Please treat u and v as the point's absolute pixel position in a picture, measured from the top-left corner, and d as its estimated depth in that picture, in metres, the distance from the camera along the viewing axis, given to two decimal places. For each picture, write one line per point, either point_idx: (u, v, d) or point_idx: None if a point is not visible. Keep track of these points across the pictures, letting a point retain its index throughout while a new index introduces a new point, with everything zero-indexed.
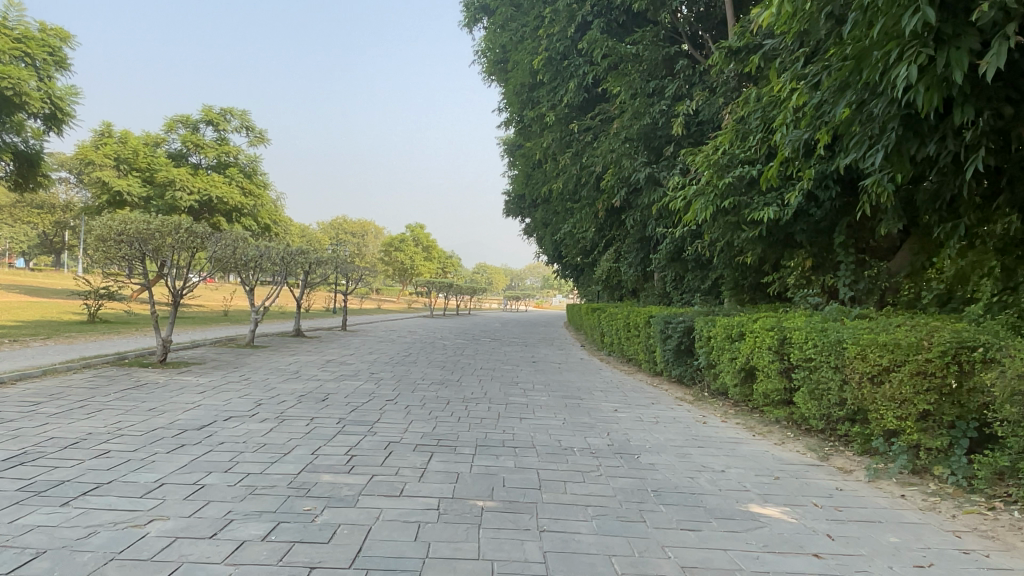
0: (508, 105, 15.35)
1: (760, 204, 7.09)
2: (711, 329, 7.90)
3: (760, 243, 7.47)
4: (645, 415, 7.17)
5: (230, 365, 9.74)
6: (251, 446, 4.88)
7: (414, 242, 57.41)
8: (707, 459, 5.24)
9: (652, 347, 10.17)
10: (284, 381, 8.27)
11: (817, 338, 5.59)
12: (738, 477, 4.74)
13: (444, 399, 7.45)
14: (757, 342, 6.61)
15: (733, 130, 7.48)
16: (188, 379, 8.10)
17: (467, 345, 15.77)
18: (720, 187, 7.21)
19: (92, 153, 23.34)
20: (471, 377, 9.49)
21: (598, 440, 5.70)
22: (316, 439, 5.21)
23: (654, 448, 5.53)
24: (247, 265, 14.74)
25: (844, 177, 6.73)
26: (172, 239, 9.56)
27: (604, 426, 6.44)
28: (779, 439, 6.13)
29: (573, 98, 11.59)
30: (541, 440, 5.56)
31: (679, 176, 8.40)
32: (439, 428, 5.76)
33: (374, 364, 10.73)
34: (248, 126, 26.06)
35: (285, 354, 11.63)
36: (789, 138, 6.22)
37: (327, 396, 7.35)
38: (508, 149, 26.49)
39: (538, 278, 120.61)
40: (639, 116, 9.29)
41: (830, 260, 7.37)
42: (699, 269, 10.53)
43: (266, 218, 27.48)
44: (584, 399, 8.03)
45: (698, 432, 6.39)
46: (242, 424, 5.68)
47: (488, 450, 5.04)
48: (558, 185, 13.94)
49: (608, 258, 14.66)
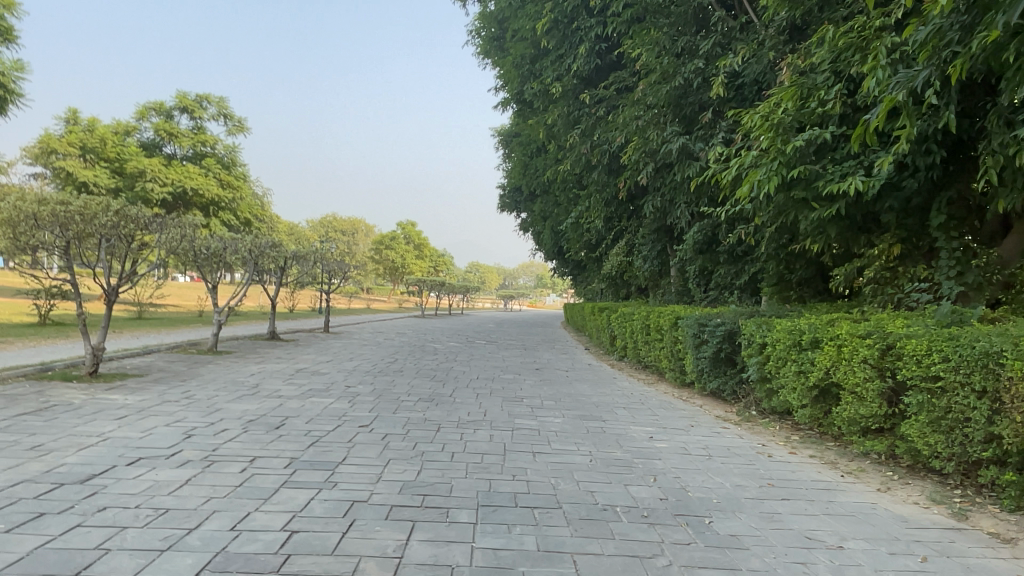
0: (506, 83, 13.76)
1: (837, 173, 5.57)
2: (766, 334, 6.35)
3: (832, 226, 5.96)
4: (690, 446, 5.61)
5: (178, 376, 8.12)
6: (143, 516, 3.28)
7: (406, 240, 55.76)
8: (808, 526, 3.67)
9: (679, 354, 8.63)
10: (235, 399, 6.66)
11: (948, 349, 4.05)
12: (870, 561, 3.18)
13: (433, 424, 5.87)
14: (843, 354, 5.06)
15: (798, 85, 5.99)
16: (113, 398, 6.47)
17: (461, 349, 14.20)
18: (786, 153, 5.69)
19: (56, 142, 21.54)
20: (467, 391, 7.92)
21: (645, 489, 4.14)
22: (246, 499, 3.60)
23: (725, 503, 3.97)
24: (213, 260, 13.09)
25: (950, 138, 5.26)
26: (100, 224, 7.95)
27: (645, 462, 4.88)
28: (882, 485, 4.59)
29: (583, 65, 10.02)
30: (568, 492, 3.98)
31: (720, 146, 6.86)
32: (426, 475, 4.17)
33: (352, 373, 9.14)
34: (226, 114, 24.39)
35: (250, 362, 10.00)
36: (893, 81, 4.70)
37: (284, 421, 5.75)
38: (505, 139, 24.97)
39: (531, 277, 119.28)
40: (667, 78, 7.72)
41: (921, 247, 5.87)
42: (733, 263, 9.07)
43: (246, 213, 25.81)
44: (610, 422, 6.47)
45: (770, 473, 4.84)
46: (151, 472, 4.07)
47: (496, 516, 3.46)
48: (563, 170, 12.38)
49: (619, 251, 13.12)
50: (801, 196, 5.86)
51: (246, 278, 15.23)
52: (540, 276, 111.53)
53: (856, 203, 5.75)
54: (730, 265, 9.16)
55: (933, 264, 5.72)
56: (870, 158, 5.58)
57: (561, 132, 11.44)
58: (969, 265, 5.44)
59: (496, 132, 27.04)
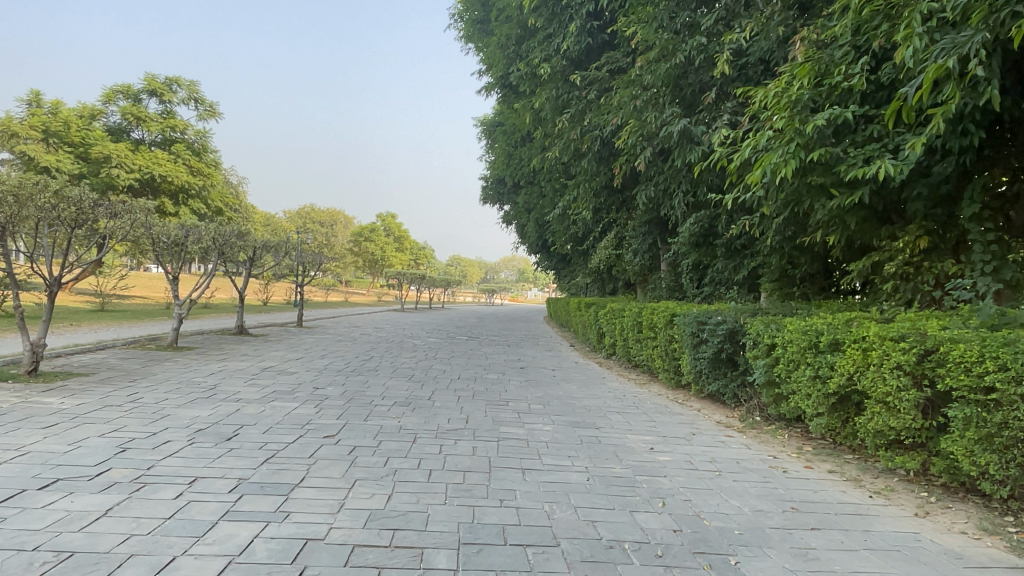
0: (491, 66, 13.09)
1: (861, 157, 5.00)
2: (776, 335, 5.78)
3: (851, 216, 5.40)
4: (696, 459, 5.02)
5: (128, 376, 7.36)
6: (37, 565, 2.60)
7: (385, 232, 54.82)
8: (852, 566, 3.09)
9: (674, 353, 8.05)
10: (187, 404, 5.95)
11: (1007, 356, 3.49)
12: None
13: (408, 434, 5.21)
14: (870, 358, 4.51)
15: (817, 59, 5.40)
16: (46, 401, 5.72)
17: (440, 346, 13.52)
18: (804, 133, 5.10)
19: (15, 125, 20.44)
20: (447, 394, 7.29)
21: (654, 518, 3.53)
22: (175, 537, 2.93)
23: (749, 536, 3.39)
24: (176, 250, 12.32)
25: (989, 117, 4.72)
26: (40, 209, 7.78)
27: (650, 481, 4.26)
28: (919, 509, 4.04)
29: (574, 44, 9.39)
30: (566, 523, 3.36)
31: (725, 128, 6.28)
32: (397, 503, 3.54)
33: (322, 373, 8.45)
34: (197, 98, 23.42)
35: (213, 359, 9.27)
36: (936, 49, 4.12)
37: (239, 430, 5.05)
38: (488, 129, 24.28)
39: (512, 271, 118.73)
40: (666, 55, 7.10)
41: (948, 240, 5.34)
42: (731, 257, 8.57)
43: (218, 201, 24.86)
44: (605, 430, 5.85)
45: (790, 494, 4.25)
46: (67, 498, 3.38)
47: (481, 559, 2.83)
48: (549, 158, 11.74)
49: (607, 244, 12.52)
50: (819, 181, 5.29)
51: (214, 269, 14.40)
52: (521, 270, 110.86)
53: (880, 190, 5.20)
54: (726, 259, 8.62)
55: (963, 258, 5.20)
56: (898, 139, 5.01)
57: (548, 117, 10.78)
58: (1006, 260, 4.92)
59: (479, 122, 26.38)
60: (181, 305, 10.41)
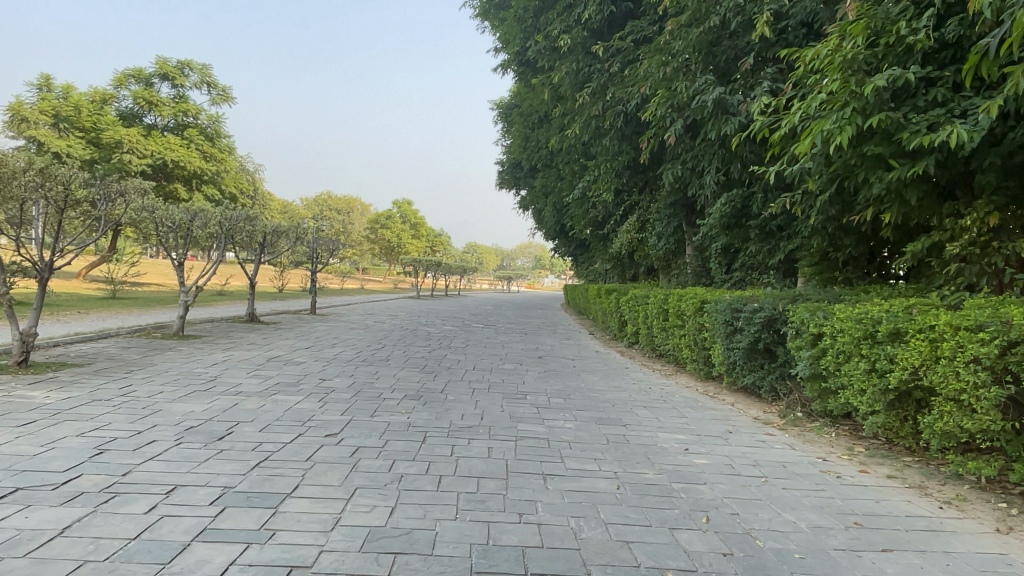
0: (507, 42, 12.52)
1: (925, 123, 4.44)
2: (824, 323, 5.24)
3: (910, 191, 4.85)
4: (737, 462, 4.50)
5: (124, 367, 6.95)
6: None
7: (401, 219, 54.43)
8: None
9: (704, 343, 7.52)
10: (182, 398, 5.52)
11: None
12: None
13: (418, 433, 4.74)
14: (940, 351, 3.97)
15: (874, 14, 4.81)
16: (30, 396, 5.30)
17: (456, 334, 13.06)
18: (861, 97, 4.53)
19: (26, 110, 20.15)
20: (461, 386, 6.83)
21: (699, 537, 3.03)
22: (137, 564, 2.48)
23: (813, 561, 2.88)
24: (183, 235, 11.90)
25: None
26: (12, 187, 7.16)
27: (688, 490, 3.75)
28: (1003, 524, 3.51)
29: (596, 12, 8.80)
30: (596, 544, 2.87)
31: (765, 96, 5.72)
32: (400, 518, 3.06)
33: (331, 363, 8.02)
34: (209, 82, 23.04)
35: (218, 348, 8.86)
36: None
37: (232, 428, 4.60)
38: (505, 111, 23.69)
39: (529, 258, 118.19)
40: (698, 19, 6.51)
41: (1020, 217, 4.77)
42: (765, 239, 8.04)
43: (231, 187, 24.52)
44: (633, 428, 5.34)
45: (850, 506, 3.72)
46: (22, 512, 2.94)
47: None
48: (568, 137, 11.19)
49: (630, 228, 11.99)
50: (875, 152, 4.73)
51: (223, 255, 14.01)
52: (538, 257, 110.20)
53: (945, 161, 4.63)
54: (760, 242, 8.08)
55: None
56: (969, 103, 4.44)
57: (568, 92, 10.21)
58: None
59: (495, 105, 25.79)
60: (184, 291, 9.91)
